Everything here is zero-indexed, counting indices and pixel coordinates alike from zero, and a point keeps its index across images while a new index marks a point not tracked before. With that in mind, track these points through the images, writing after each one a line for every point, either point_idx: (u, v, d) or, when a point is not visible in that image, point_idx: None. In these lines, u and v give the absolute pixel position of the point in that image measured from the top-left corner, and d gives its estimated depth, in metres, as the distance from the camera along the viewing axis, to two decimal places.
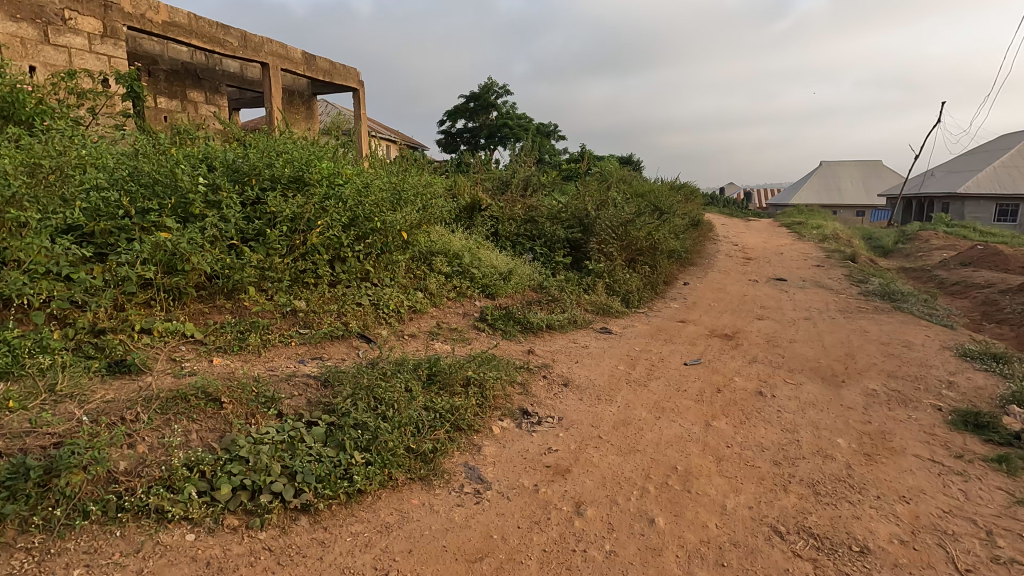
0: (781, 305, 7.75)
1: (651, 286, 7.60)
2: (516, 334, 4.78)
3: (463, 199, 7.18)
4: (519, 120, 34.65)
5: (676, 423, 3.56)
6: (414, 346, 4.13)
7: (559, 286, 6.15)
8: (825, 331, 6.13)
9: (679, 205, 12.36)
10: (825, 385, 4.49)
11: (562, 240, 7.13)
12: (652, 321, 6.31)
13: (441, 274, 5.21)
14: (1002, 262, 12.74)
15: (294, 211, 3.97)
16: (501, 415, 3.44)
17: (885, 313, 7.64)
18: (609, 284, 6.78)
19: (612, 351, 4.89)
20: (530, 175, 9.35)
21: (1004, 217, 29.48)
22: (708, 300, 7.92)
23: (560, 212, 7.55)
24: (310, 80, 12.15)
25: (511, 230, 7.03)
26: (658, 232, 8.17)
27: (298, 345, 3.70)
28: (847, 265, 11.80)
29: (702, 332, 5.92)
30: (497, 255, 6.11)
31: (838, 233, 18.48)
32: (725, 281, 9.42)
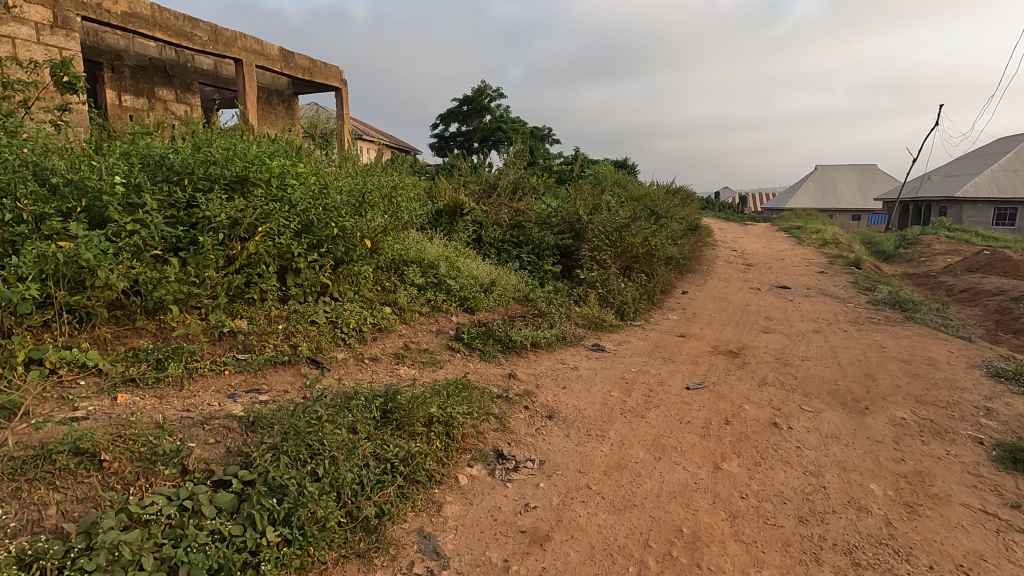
0: (787, 317, 7.22)
1: (647, 297, 7.07)
2: (496, 355, 4.22)
3: (444, 204, 6.62)
4: (513, 124, 34.20)
5: (679, 467, 3.01)
6: (375, 371, 3.57)
7: (547, 298, 5.60)
8: (839, 346, 5.60)
9: (676, 209, 11.86)
10: (847, 413, 3.95)
11: (552, 247, 6.58)
12: (650, 336, 5.76)
13: (413, 286, 4.65)
14: (1011, 268, 12.25)
15: (233, 215, 3.39)
16: (470, 459, 2.88)
17: (899, 325, 7.12)
18: (602, 294, 6.24)
19: (605, 373, 4.34)
20: (520, 177, 8.82)
21: (1003, 221, 29.15)
22: (708, 311, 7.38)
23: (549, 216, 7.01)
24: (290, 78, 11.60)
25: (496, 235, 6.47)
26: (655, 238, 7.64)
27: (232, 374, 3.15)
28: (852, 272, 11.30)
29: (705, 349, 5.37)
30: (479, 264, 5.56)
31: (838, 238, 18.02)
32: (725, 290, 8.89)
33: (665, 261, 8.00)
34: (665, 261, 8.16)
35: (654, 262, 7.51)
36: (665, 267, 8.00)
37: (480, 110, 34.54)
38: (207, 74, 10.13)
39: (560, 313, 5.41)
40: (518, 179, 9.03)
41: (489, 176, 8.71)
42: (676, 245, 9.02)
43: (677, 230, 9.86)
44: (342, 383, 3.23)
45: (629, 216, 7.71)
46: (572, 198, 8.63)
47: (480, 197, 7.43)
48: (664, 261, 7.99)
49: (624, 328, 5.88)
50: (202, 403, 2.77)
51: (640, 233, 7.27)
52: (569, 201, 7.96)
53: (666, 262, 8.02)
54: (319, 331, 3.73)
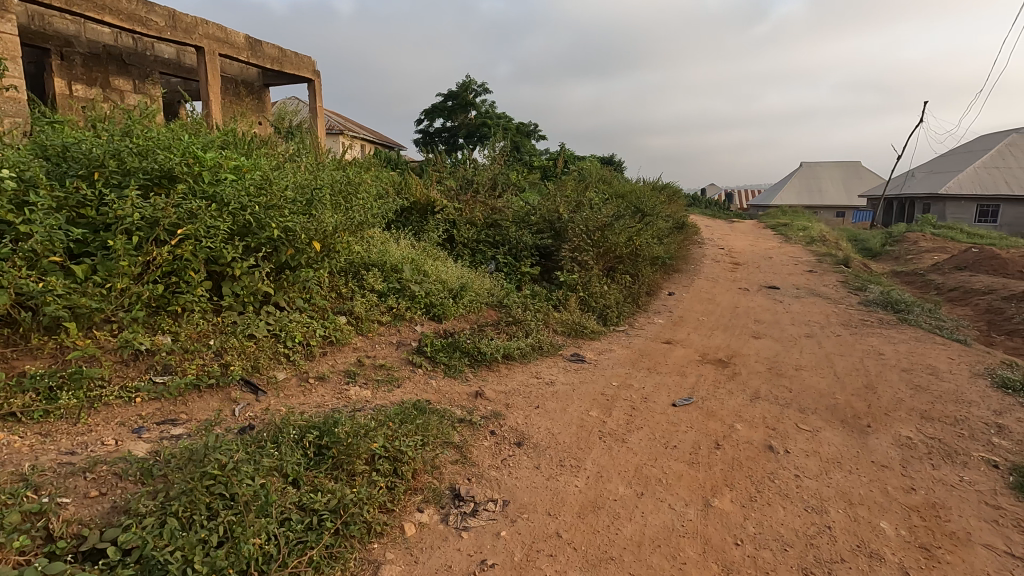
0: (778, 319, 6.89)
1: (632, 299, 6.69)
2: (463, 370, 3.80)
3: (415, 201, 6.17)
4: (499, 119, 33.70)
5: (663, 506, 2.61)
6: (320, 394, 3.13)
7: (523, 303, 5.20)
8: (833, 353, 5.26)
9: (662, 206, 11.51)
10: (847, 432, 3.59)
11: (530, 248, 6.17)
12: (634, 343, 5.37)
13: (372, 293, 4.22)
14: (999, 266, 12.08)
15: (152, 213, 2.93)
16: (420, 502, 2.46)
17: (893, 327, 6.81)
18: (584, 298, 5.85)
19: (583, 388, 3.94)
20: (499, 173, 8.38)
21: (985, 217, 29.27)
22: (695, 314, 7.02)
23: (528, 214, 6.59)
24: (259, 69, 11.03)
25: (470, 235, 6.04)
26: (640, 237, 7.26)
27: (145, 403, 2.70)
28: (842, 271, 11.03)
29: (692, 357, 5.00)
30: (449, 267, 5.13)
31: (825, 235, 17.85)
32: (713, 291, 8.55)
33: (651, 262, 7.63)
34: (651, 261, 7.80)
35: (639, 263, 7.14)
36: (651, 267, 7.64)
37: (464, 105, 33.98)
38: (167, 63, 9.56)
39: (537, 320, 5.00)
40: (497, 175, 8.59)
41: (467, 172, 8.27)
42: (662, 244, 8.65)
43: (663, 229, 9.50)
44: (277, 410, 2.79)
45: (613, 214, 7.32)
46: (554, 195, 8.22)
47: (454, 194, 6.99)
48: (650, 261, 7.63)
49: (606, 334, 5.50)
50: (94, 444, 2.31)
51: (625, 232, 6.88)
52: (549, 198, 7.55)
53: (651, 262, 7.65)
54: (258, 346, 3.28)
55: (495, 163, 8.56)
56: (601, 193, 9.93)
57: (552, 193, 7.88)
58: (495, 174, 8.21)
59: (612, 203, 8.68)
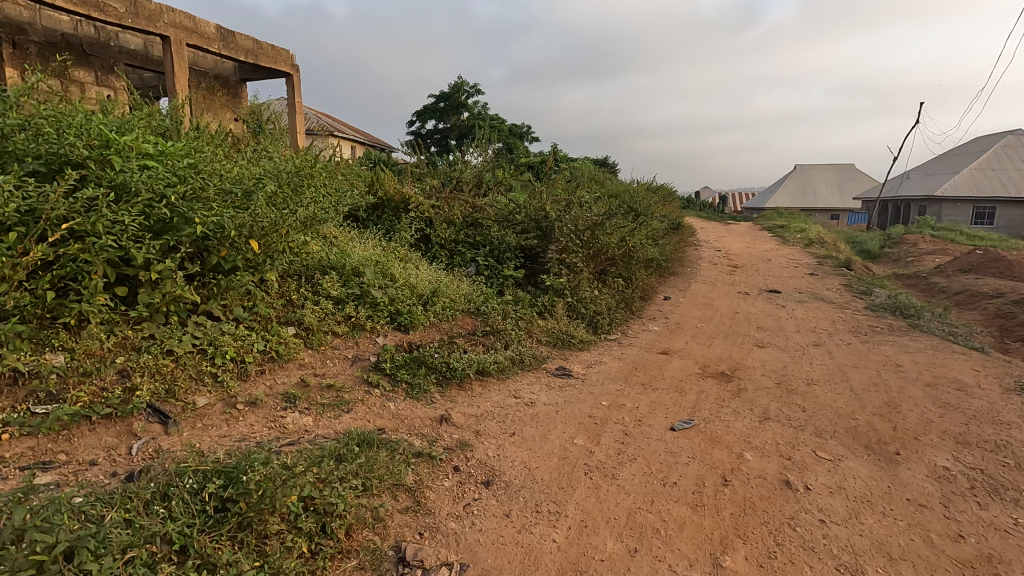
0: (781, 326, 6.40)
1: (624, 305, 6.19)
2: (428, 390, 3.28)
3: (388, 198, 5.64)
4: (491, 120, 33.24)
5: (661, 568, 2.10)
6: (248, 424, 2.60)
7: (504, 310, 4.69)
8: (846, 365, 4.77)
9: (656, 207, 11.05)
10: (874, 462, 3.09)
11: (513, 249, 5.65)
12: (627, 354, 4.86)
13: (328, 300, 3.69)
14: (1006, 268, 11.68)
15: (37, 205, 2.42)
16: (353, 570, 1.93)
17: (906, 334, 6.33)
18: (572, 304, 5.35)
19: (568, 409, 3.42)
20: (483, 170, 7.87)
21: (981, 219, 28.99)
22: (693, 320, 6.52)
23: (513, 212, 6.07)
24: (233, 62, 10.47)
25: (449, 235, 5.51)
26: (633, 237, 6.77)
27: (17, 440, 2.18)
28: (843, 273, 10.59)
29: (692, 370, 4.50)
30: (421, 270, 4.61)
31: (823, 237, 17.44)
32: (711, 295, 8.07)
33: (645, 265, 7.13)
34: (646, 264, 7.30)
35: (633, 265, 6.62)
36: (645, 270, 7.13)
37: (456, 106, 33.49)
38: (133, 54, 9.00)
39: (519, 329, 4.49)
40: (482, 173, 8.08)
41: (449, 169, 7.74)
42: (657, 245, 8.16)
43: (658, 230, 9.00)
44: (185, 446, 2.26)
45: (604, 213, 6.82)
46: (541, 194, 7.71)
47: (434, 191, 6.47)
48: (644, 264, 7.13)
49: (597, 345, 4.99)
50: None
51: (617, 232, 6.38)
52: (536, 197, 7.04)
53: (646, 265, 7.15)
54: (177, 363, 2.75)
55: (480, 160, 8.06)
56: (593, 193, 9.43)
57: (540, 191, 7.38)
58: (479, 172, 7.70)
59: (603, 203, 8.19)
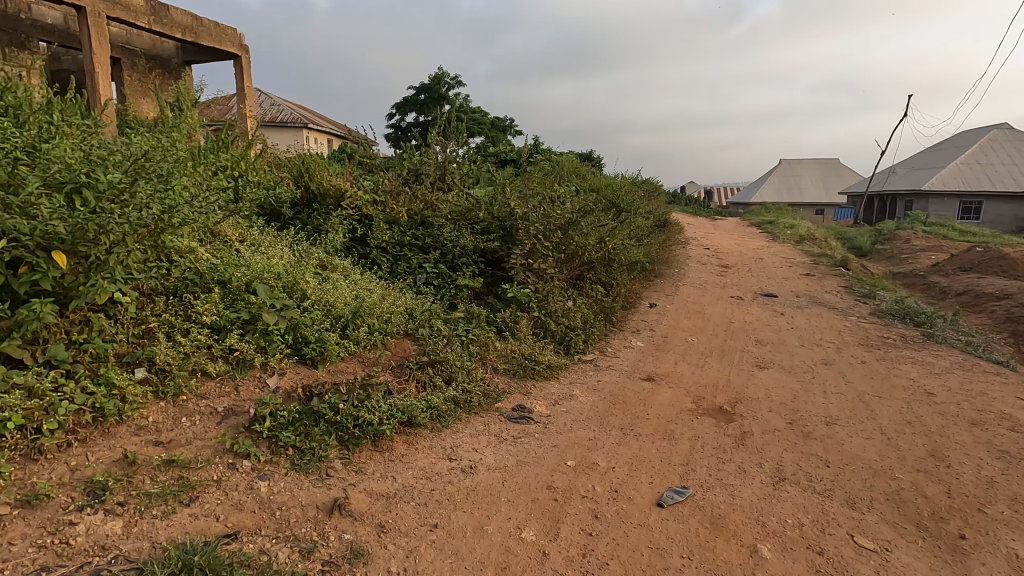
0: (782, 339, 5.59)
1: (601, 318, 5.33)
2: (324, 458, 2.38)
3: (320, 192, 4.69)
4: (472, 113, 32.24)
5: None
6: (2, 545, 1.70)
7: (451, 331, 3.80)
8: (866, 394, 3.95)
9: (641, 202, 10.22)
10: (936, 555, 2.25)
11: (470, 252, 4.75)
12: (603, 383, 3.99)
13: (199, 329, 2.76)
14: (1009, 266, 11.04)
15: None
16: None
17: (922, 347, 5.55)
18: (538, 319, 4.48)
19: (520, 478, 2.55)
20: (445, 160, 6.94)
21: (967, 214, 28.52)
22: (682, 333, 5.68)
23: (471, 207, 5.15)
24: (171, 40, 9.38)
25: (393, 235, 4.59)
26: (613, 237, 5.91)
27: None
28: (841, 273, 9.86)
29: (683, 405, 3.64)
30: (345, 283, 3.70)
31: (813, 233, 16.78)
32: (700, 301, 7.24)
33: (626, 267, 6.29)
34: (628, 267, 6.45)
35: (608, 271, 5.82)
36: (628, 273, 6.28)
37: (436, 98, 32.46)
38: (50, 30, 7.79)
39: (467, 357, 3.60)
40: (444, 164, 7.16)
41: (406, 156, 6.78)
42: (640, 246, 7.32)
43: (642, 229, 8.17)
44: None
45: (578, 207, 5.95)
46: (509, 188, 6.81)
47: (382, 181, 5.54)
48: (626, 266, 6.27)
49: (567, 371, 4.12)
50: None
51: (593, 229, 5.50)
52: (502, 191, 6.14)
53: (627, 268, 6.30)
54: None
55: (442, 150, 7.14)
56: (570, 186, 8.55)
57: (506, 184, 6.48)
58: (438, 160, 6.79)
59: (581, 198, 7.31)
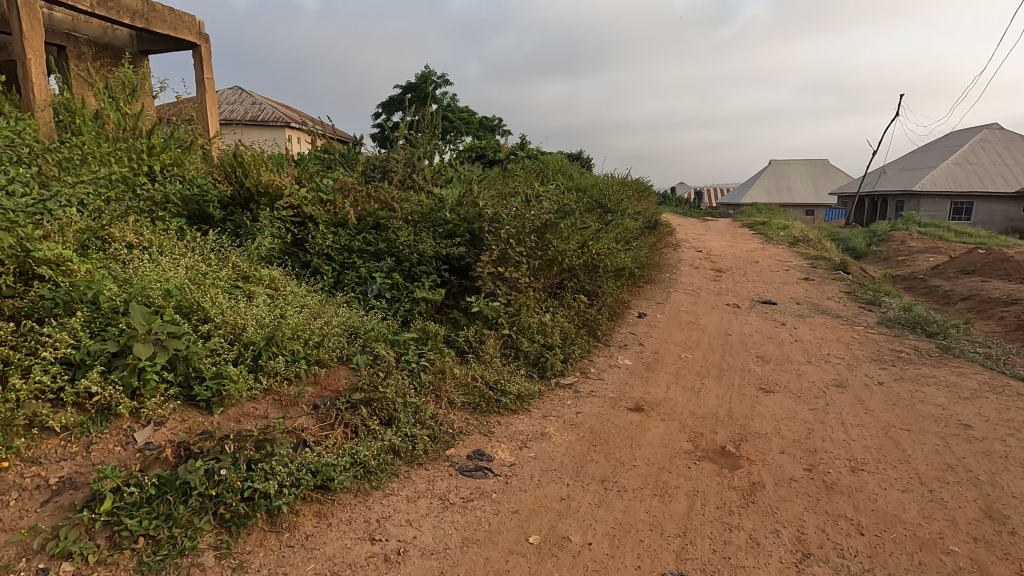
0: (786, 356, 4.99)
1: (581, 332, 4.71)
2: (188, 552, 1.73)
3: (255, 189, 4.01)
4: (459, 112, 31.59)
5: None
6: None
7: (400, 356, 3.16)
8: (893, 428, 3.34)
9: (630, 203, 9.62)
10: None
11: (430, 259, 4.10)
12: (583, 417, 3.35)
13: (45, 367, 2.09)
14: (1013, 269, 10.57)
15: None
16: None
17: (942, 363, 4.97)
18: (509, 339, 3.85)
19: (464, 568, 1.91)
20: (413, 157, 6.29)
21: (958, 215, 28.30)
22: (674, 349, 5.06)
23: (433, 205, 4.49)
24: (122, 27, 8.65)
25: (339, 239, 3.94)
26: (596, 242, 5.31)
27: None
28: (840, 278, 9.33)
29: (678, 446, 3.01)
30: (269, 300, 3.04)
31: (808, 235, 16.30)
32: (694, 309, 6.65)
33: (612, 274, 5.66)
34: (614, 272, 5.81)
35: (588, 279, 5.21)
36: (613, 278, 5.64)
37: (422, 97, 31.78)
38: None
39: (414, 389, 2.96)
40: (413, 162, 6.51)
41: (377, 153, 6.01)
42: (627, 251, 6.70)
43: (629, 233, 7.54)
44: None
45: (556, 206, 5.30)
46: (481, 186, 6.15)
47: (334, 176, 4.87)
48: (611, 270, 5.64)
49: (539, 402, 3.49)
50: None
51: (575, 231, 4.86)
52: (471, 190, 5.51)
53: (613, 274, 5.67)
54: None
55: (411, 147, 6.51)
56: (553, 185, 7.92)
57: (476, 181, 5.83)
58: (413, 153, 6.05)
59: (562, 198, 6.67)
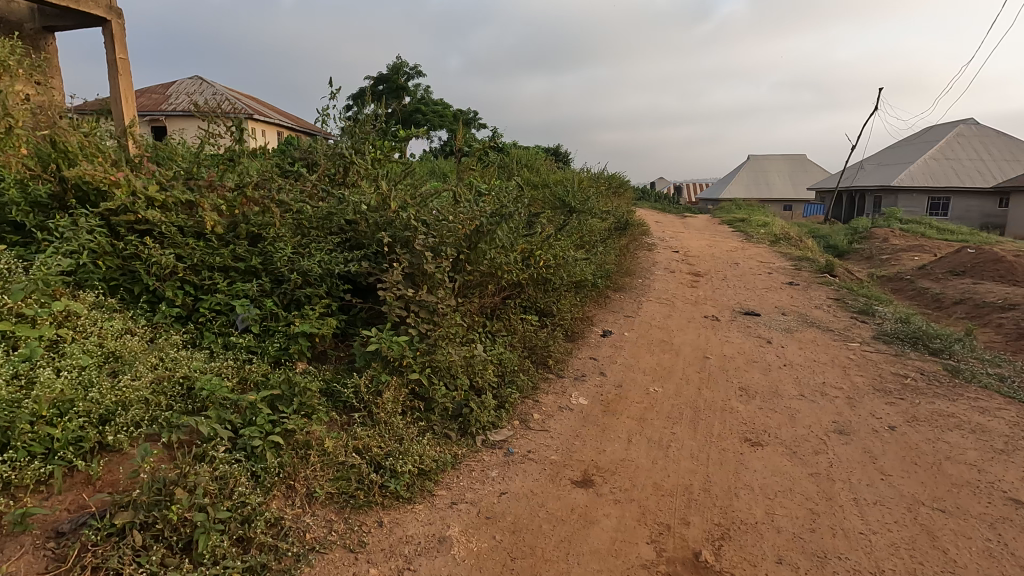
0: (775, 387, 4.14)
1: (524, 365, 3.82)
2: None
3: (84, 185, 3.01)
4: (432, 106, 30.47)
5: None
6: None
7: (239, 427, 2.23)
8: (922, 508, 2.50)
9: (600, 202, 8.75)
10: None
11: (320, 279, 3.17)
12: (507, 501, 2.45)
13: None
14: (1006, 270, 9.96)
15: None
16: None
17: (957, 395, 4.17)
18: (418, 386, 2.93)
19: None
20: (339, 141, 5.22)
21: (936, 211, 28.12)
22: (641, 381, 4.18)
23: (333, 206, 3.54)
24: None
25: (193, 254, 2.97)
26: (544, 252, 4.43)
27: None
28: (827, 281, 8.58)
29: (633, 555, 2.13)
30: (37, 354, 2.08)
31: (789, 233, 15.66)
32: (667, 325, 5.79)
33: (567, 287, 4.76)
34: (570, 285, 4.91)
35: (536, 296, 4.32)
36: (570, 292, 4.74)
37: (395, 90, 30.64)
38: None
39: (248, 482, 2.04)
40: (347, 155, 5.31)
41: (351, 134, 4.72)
42: (588, 259, 5.81)
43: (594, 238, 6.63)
44: None
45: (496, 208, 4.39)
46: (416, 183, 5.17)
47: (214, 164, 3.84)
48: (566, 282, 4.75)
49: (450, 478, 2.58)
50: None
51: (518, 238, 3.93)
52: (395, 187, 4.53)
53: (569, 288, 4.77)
54: None
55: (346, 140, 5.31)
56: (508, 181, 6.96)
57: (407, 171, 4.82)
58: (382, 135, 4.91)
59: (514, 197, 5.73)
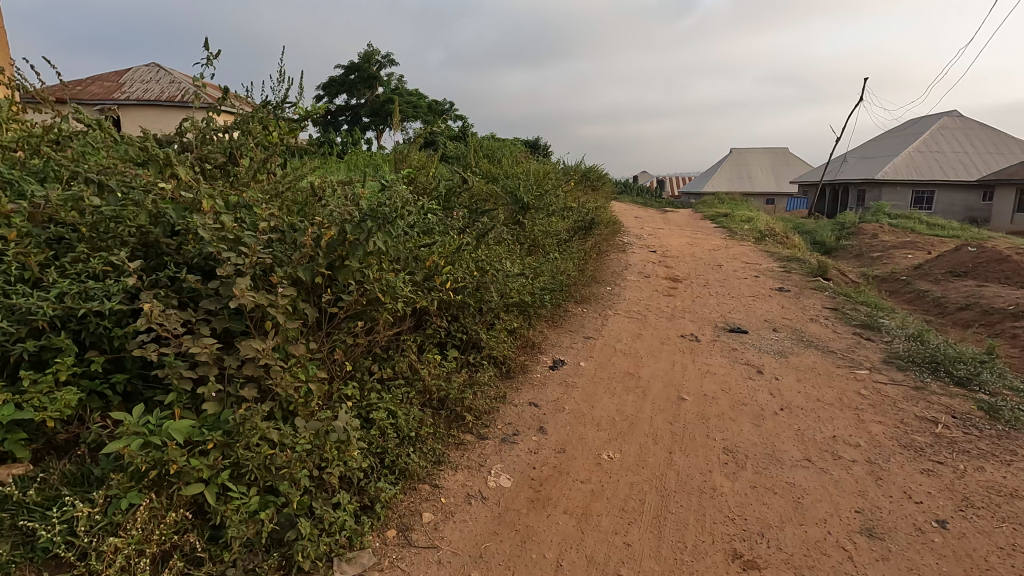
0: (770, 448, 3.10)
1: (422, 429, 2.71)
2: None
3: None
4: (405, 96, 29.10)
5: None
6: None
7: None
8: None
9: (566, 198, 7.66)
10: None
11: (68, 321, 2.00)
12: None
13: None
14: (1014, 271, 9.09)
15: None
16: None
17: (1008, 453, 3.16)
18: (203, 502, 1.82)
19: None
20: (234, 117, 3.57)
21: (920, 204, 27.58)
22: (592, 441, 3.10)
23: (120, 190, 2.31)
24: None
25: None
26: (466, 268, 3.32)
27: None
28: (820, 286, 7.60)
29: None
30: None
31: (774, 229, 14.75)
32: (636, 348, 4.72)
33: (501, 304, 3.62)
34: (504, 304, 3.79)
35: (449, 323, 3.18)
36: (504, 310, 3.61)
37: (365, 79, 29.21)
38: None
39: None
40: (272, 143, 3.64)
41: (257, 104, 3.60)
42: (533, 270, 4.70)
43: (543, 243, 5.53)
44: None
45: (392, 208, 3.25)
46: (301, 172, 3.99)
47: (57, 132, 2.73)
48: (499, 298, 3.62)
49: None
50: None
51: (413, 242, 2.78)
52: (262, 174, 3.34)
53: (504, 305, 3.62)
54: None
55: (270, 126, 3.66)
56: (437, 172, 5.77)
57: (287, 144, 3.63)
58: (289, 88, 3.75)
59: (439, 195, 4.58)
